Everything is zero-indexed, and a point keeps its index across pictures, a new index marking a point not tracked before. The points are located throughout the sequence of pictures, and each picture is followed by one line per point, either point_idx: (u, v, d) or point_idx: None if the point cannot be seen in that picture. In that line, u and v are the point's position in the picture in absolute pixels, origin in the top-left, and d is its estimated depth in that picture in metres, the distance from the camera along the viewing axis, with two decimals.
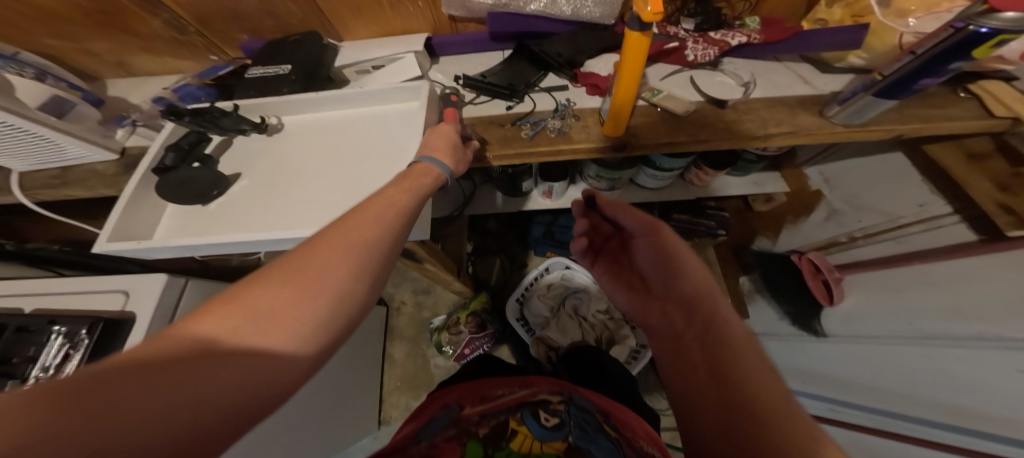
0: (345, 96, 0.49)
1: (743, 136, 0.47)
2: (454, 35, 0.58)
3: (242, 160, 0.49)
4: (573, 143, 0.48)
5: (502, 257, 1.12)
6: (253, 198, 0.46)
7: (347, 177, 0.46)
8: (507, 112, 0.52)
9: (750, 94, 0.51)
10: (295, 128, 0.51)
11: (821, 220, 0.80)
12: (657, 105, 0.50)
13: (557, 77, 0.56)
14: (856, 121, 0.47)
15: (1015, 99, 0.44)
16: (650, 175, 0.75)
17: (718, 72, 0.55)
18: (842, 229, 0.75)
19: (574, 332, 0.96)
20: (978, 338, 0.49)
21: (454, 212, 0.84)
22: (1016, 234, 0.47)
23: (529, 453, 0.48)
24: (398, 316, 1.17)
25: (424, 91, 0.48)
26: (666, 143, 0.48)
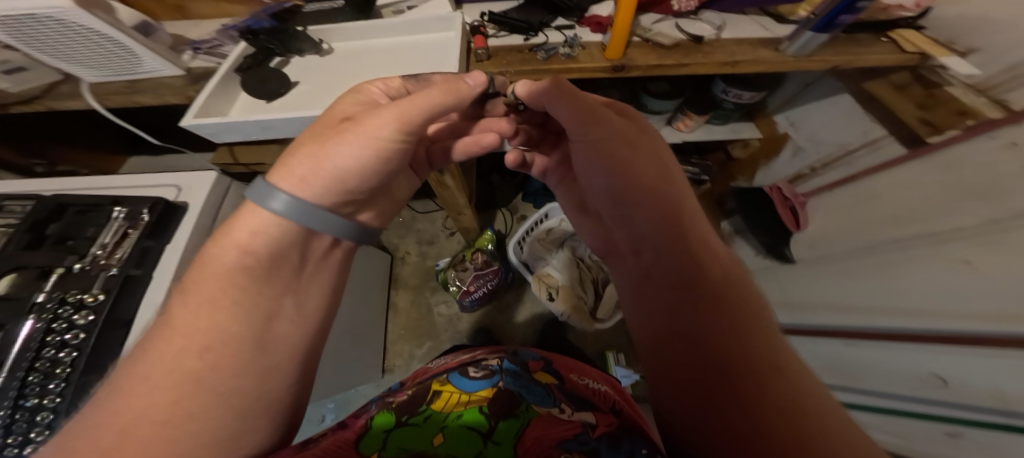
0: (391, 23, 0.58)
1: (716, 61, 0.58)
2: None
3: (302, 70, 0.58)
4: (580, 63, 0.58)
5: (503, 211, 1.28)
6: (313, 96, 0.55)
7: None
8: (524, 43, 0.61)
9: (721, 35, 0.63)
10: (344, 53, 0.60)
11: (788, 158, 0.92)
12: (648, 39, 0.61)
13: (566, 20, 0.66)
14: (803, 53, 0.58)
15: (922, 41, 0.58)
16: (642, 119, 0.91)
17: (698, 20, 0.65)
18: (806, 163, 0.87)
19: (572, 270, 1.06)
20: (908, 239, 0.59)
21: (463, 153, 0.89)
22: (933, 141, 0.57)
23: (451, 411, 0.44)
24: (403, 265, 1.25)
25: (458, 21, 0.57)
26: (655, 67, 0.59)
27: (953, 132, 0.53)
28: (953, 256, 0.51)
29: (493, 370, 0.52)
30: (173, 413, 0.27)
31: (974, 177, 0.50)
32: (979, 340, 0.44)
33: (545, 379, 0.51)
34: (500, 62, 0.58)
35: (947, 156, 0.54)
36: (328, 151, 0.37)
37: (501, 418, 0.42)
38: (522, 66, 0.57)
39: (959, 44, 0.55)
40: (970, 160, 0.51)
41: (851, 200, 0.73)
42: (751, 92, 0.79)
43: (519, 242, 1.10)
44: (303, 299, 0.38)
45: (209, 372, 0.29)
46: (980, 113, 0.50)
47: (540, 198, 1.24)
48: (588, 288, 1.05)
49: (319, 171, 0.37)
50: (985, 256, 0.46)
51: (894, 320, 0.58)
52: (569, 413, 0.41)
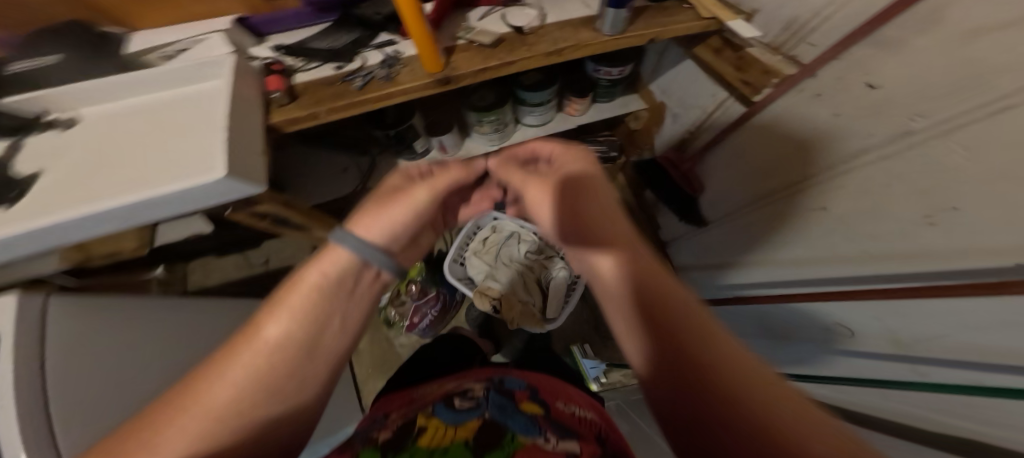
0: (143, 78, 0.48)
1: (540, 53, 0.55)
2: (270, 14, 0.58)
3: (45, 155, 0.47)
4: (399, 85, 0.52)
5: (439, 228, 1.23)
6: (59, 188, 0.44)
7: (158, 155, 0.45)
8: (338, 71, 0.55)
9: (546, 21, 0.60)
10: (91, 120, 0.49)
11: (670, 125, 0.87)
12: (473, 41, 0.57)
13: (390, 34, 0.61)
14: (615, 30, 0.56)
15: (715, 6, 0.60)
16: (530, 115, 0.81)
17: (526, 7, 0.62)
18: (682, 127, 0.84)
19: (512, 277, 0.98)
20: (784, 188, 0.61)
21: (358, 187, 0.77)
22: (758, 100, 0.60)
23: (435, 447, 0.30)
24: None
25: (229, 64, 0.48)
26: (483, 70, 0.55)
27: (774, 86, 0.57)
28: (813, 203, 0.56)
29: (480, 402, 0.38)
30: (204, 420, 0.24)
31: (811, 122, 0.53)
32: (891, 287, 0.45)
33: (530, 408, 0.37)
34: (310, 101, 0.51)
35: (774, 111, 0.59)
36: (387, 212, 0.37)
37: (488, 452, 0.29)
38: (334, 101, 0.51)
39: (745, 5, 0.60)
40: (799, 114, 0.55)
41: (725, 154, 0.73)
42: (617, 67, 0.76)
43: (458, 261, 1.05)
44: (353, 315, 0.33)
45: (252, 375, 0.27)
46: (781, 72, 0.55)
47: None
48: (534, 290, 0.99)
49: (390, 218, 0.36)
50: (850, 197, 0.49)
51: (811, 267, 0.59)
52: (556, 442, 0.29)
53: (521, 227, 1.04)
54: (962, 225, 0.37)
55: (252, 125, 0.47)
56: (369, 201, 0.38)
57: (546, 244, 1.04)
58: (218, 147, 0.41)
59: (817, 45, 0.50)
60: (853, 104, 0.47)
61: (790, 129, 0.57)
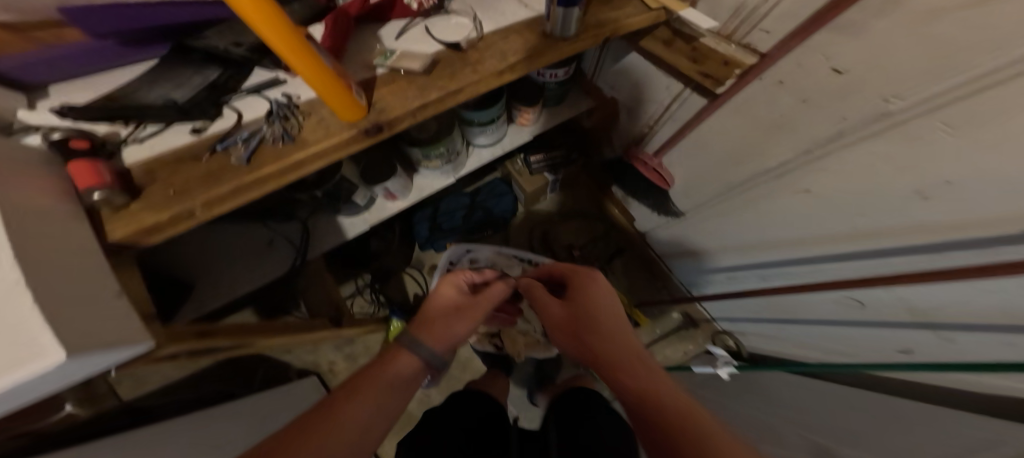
0: None
1: (489, 73, 0.46)
2: (42, 55, 0.37)
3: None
4: (307, 146, 0.40)
5: (410, 271, 1.10)
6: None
7: None
8: (197, 137, 0.41)
9: (482, 30, 0.50)
10: None
11: (627, 119, 0.84)
12: (396, 68, 0.46)
13: (264, 68, 0.46)
14: (569, 31, 0.49)
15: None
16: (478, 134, 0.72)
17: (452, 15, 0.52)
18: (640, 122, 0.80)
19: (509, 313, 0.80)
20: (765, 175, 0.61)
21: (295, 264, 0.63)
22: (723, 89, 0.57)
23: None
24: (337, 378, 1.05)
25: None
26: (420, 108, 0.44)
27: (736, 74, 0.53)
28: (797, 187, 0.56)
29: None
30: None
31: (779, 109, 0.52)
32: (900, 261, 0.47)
33: None
34: (172, 190, 0.37)
35: (742, 99, 0.56)
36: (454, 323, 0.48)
37: None
38: (211, 186, 0.37)
39: None
40: (765, 101, 0.53)
41: (693, 148, 0.72)
42: (561, 67, 0.68)
43: None
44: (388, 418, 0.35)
45: None
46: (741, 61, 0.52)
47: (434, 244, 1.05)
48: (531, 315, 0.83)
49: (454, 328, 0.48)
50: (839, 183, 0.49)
51: (809, 247, 0.61)
52: None
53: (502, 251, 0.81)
54: (958, 198, 0.37)
55: (66, 256, 0.30)
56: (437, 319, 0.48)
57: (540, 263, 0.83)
58: (26, 319, 0.24)
59: (773, 31, 0.47)
60: (820, 89, 0.45)
61: (759, 116, 0.55)
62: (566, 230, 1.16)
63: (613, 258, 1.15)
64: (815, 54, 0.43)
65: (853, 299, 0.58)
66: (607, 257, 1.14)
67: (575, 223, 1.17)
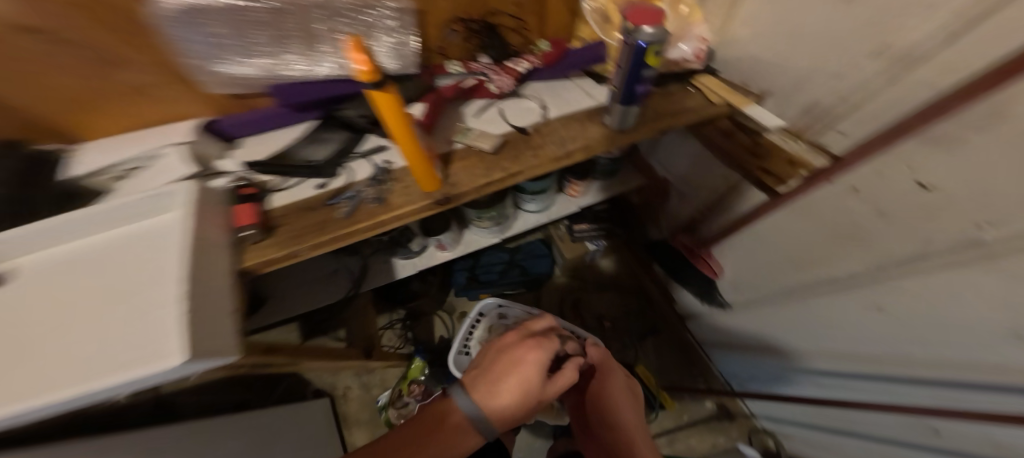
0: (81, 216, 0.37)
1: (550, 158, 0.51)
2: (242, 114, 0.50)
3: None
4: (393, 210, 0.47)
5: (441, 314, 1.19)
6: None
7: (105, 317, 0.35)
8: (320, 190, 0.49)
9: (548, 115, 0.56)
10: (20, 270, 0.38)
11: (678, 200, 0.87)
12: (471, 145, 0.53)
13: (375, 136, 0.56)
14: (627, 124, 0.52)
15: (721, 89, 0.58)
16: (527, 200, 0.82)
17: (524, 99, 0.59)
18: (692, 205, 0.83)
19: None
20: (821, 283, 0.58)
21: (349, 293, 0.80)
22: (785, 189, 0.56)
23: None
24: (348, 402, 1.13)
25: (185, 191, 0.39)
26: (485, 185, 0.50)
27: (801, 177, 0.53)
28: (866, 302, 0.51)
29: None
30: None
31: (842, 217, 0.50)
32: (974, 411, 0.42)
33: None
34: (290, 230, 0.46)
35: (801, 202, 0.56)
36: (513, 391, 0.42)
37: None
38: (317, 235, 0.45)
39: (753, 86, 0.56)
40: (828, 205, 0.51)
41: (745, 244, 0.72)
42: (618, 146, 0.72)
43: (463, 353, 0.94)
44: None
45: None
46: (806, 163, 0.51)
47: (467, 290, 1.16)
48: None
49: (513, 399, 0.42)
50: (901, 305, 0.46)
51: (875, 366, 0.55)
52: None
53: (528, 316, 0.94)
54: (1006, 346, 0.36)
55: (211, 275, 0.38)
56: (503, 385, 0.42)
57: None
58: (174, 328, 0.33)
59: (847, 134, 0.44)
60: (897, 202, 0.41)
61: (819, 216, 0.53)
62: (598, 299, 1.22)
63: (647, 336, 1.17)
64: (894, 174, 0.40)
65: (921, 431, 0.53)
66: (640, 333, 1.17)
67: (606, 295, 1.22)
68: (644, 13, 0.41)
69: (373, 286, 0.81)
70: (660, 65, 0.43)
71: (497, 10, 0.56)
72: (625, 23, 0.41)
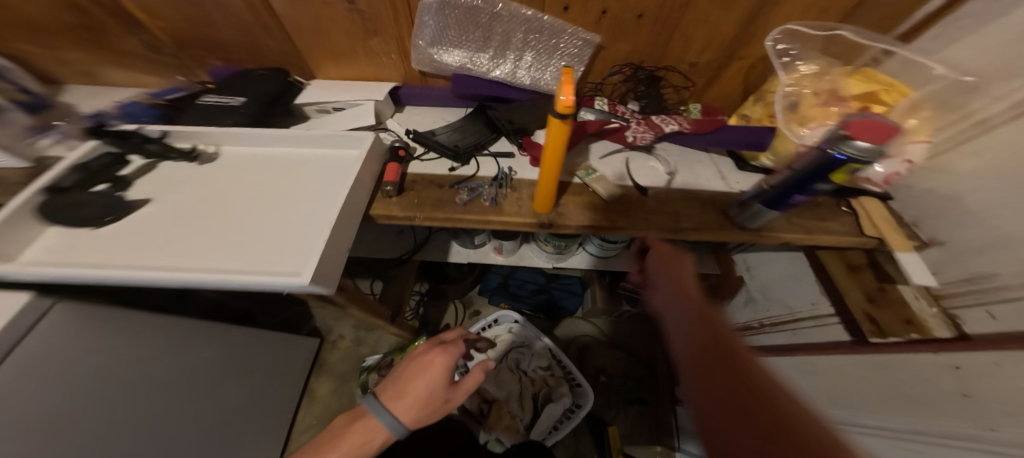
0: (291, 135, 0.52)
1: (657, 227, 0.51)
2: (421, 87, 0.64)
3: (155, 189, 0.49)
4: (501, 216, 0.50)
5: (457, 303, 1.24)
6: (159, 226, 0.45)
7: (269, 218, 0.46)
8: (449, 173, 0.54)
9: (671, 183, 0.56)
10: (229, 159, 0.53)
11: (742, 303, 0.92)
12: (589, 185, 0.54)
13: (507, 142, 0.60)
14: (751, 225, 0.51)
15: (882, 219, 0.53)
16: (597, 244, 0.84)
17: (652, 157, 0.60)
18: (755, 315, 0.87)
19: (511, 386, 0.97)
20: (853, 427, 0.56)
21: (404, 255, 0.87)
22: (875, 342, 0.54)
23: None
24: (334, 349, 1.14)
25: (367, 142, 0.50)
26: (588, 227, 0.51)
27: (896, 340, 0.50)
28: None
29: None
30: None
31: (910, 383, 0.47)
32: None
33: None
34: (413, 198, 0.51)
35: (886, 359, 0.51)
36: (413, 388, 0.51)
37: None
38: (433, 210, 0.50)
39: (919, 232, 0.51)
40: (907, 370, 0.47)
41: (795, 370, 0.70)
42: None
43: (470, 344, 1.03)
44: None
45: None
46: (927, 330, 0.46)
47: (494, 295, 1.22)
48: (527, 404, 0.95)
49: (415, 392, 0.51)
50: None
51: None
52: None
53: (536, 338, 1.05)
54: None
55: (350, 218, 0.46)
56: (409, 379, 0.52)
57: (559, 363, 1.03)
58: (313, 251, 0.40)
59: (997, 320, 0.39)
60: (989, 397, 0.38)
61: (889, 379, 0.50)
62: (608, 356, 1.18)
63: (630, 403, 1.11)
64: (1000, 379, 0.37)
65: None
66: (625, 397, 1.12)
67: (612, 350, 1.19)
68: (869, 124, 0.36)
69: (426, 258, 0.87)
70: (841, 184, 0.41)
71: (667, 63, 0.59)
72: (836, 125, 0.38)
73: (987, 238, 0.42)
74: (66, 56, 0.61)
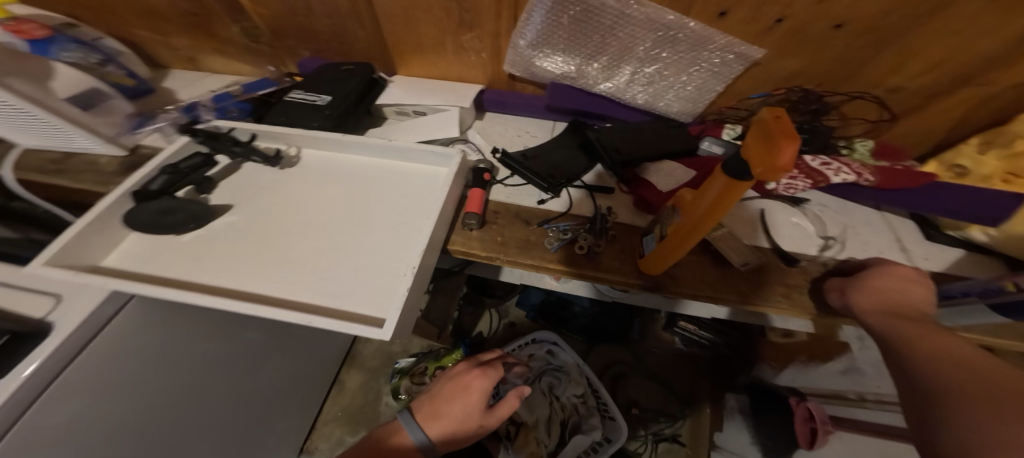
0: (373, 146, 0.47)
1: (804, 312, 0.39)
2: (509, 93, 0.55)
3: (234, 192, 0.46)
4: (599, 271, 0.41)
5: (491, 311, 1.13)
6: (240, 238, 0.42)
7: (343, 241, 0.41)
8: (539, 206, 0.46)
9: (826, 253, 0.43)
10: (310, 164, 0.49)
11: (838, 373, 0.67)
12: (711, 242, 0.43)
13: (604, 173, 0.50)
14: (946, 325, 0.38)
15: None
16: None
17: (797, 210, 0.47)
18: (857, 387, 0.64)
19: (541, 410, 0.80)
20: None
21: (455, 268, 0.80)
22: None
23: None
24: (367, 343, 1.10)
25: (455, 163, 0.44)
26: (707, 299, 0.40)
27: None
28: None
29: None
30: None
31: None
32: None
33: None
34: (497, 234, 0.43)
35: None
36: (449, 409, 0.50)
37: None
38: (519, 253, 0.42)
39: None
40: None
41: None
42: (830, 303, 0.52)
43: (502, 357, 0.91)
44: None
45: None
46: None
47: (534, 312, 1.07)
48: (555, 430, 0.79)
49: (451, 413, 0.49)
50: None
51: None
52: None
53: (574, 362, 0.89)
54: None
55: (431, 254, 0.40)
56: (445, 397, 0.51)
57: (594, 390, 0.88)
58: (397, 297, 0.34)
59: None
60: None
61: None
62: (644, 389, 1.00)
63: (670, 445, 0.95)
64: None
65: None
66: (656, 436, 0.94)
67: (648, 382, 1.01)
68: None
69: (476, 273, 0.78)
70: None
71: (845, 90, 0.45)
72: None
73: None
74: (170, 41, 0.60)
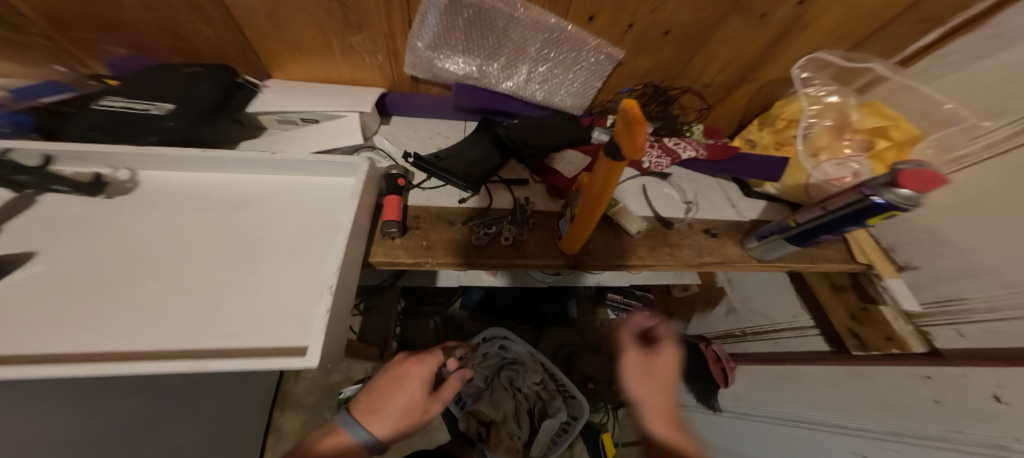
0: (253, 160, 0.40)
1: (683, 263, 0.49)
2: (410, 95, 0.54)
3: (43, 236, 0.35)
4: (527, 259, 0.44)
5: (436, 319, 1.08)
6: (62, 294, 0.32)
7: (229, 273, 0.35)
8: (460, 205, 0.47)
9: (690, 214, 0.55)
10: (154, 188, 0.40)
11: (723, 314, 0.94)
12: (613, 218, 0.50)
13: (517, 167, 0.53)
14: (768, 256, 0.52)
15: (870, 248, 0.56)
16: None
17: (665, 183, 0.58)
18: (738, 324, 0.88)
19: (508, 405, 0.85)
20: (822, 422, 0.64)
21: (383, 283, 0.76)
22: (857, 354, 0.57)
23: None
24: (296, 380, 1.01)
25: (361, 171, 0.41)
26: (618, 266, 0.47)
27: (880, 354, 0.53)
28: None
29: None
30: None
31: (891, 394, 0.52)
32: None
33: None
34: (420, 239, 0.43)
35: (870, 371, 0.55)
36: (389, 400, 0.46)
37: None
38: (448, 255, 0.42)
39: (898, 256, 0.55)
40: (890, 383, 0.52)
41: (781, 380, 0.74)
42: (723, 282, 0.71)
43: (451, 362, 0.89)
44: None
45: None
46: (908, 345, 0.50)
47: (476, 311, 1.09)
48: (525, 421, 0.86)
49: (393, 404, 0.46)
50: None
51: None
52: None
53: (528, 353, 0.92)
54: None
55: (349, 268, 0.37)
56: (383, 390, 0.47)
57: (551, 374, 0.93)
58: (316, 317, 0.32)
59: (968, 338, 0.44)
60: (975, 410, 0.42)
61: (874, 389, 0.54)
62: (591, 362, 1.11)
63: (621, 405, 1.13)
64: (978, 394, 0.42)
65: None
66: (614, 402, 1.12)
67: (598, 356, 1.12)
68: (919, 172, 0.35)
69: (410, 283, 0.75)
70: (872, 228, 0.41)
71: (680, 83, 0.58)
72: (887, 171, 0.36)
73: (963, 265, 0.45)
74: None
